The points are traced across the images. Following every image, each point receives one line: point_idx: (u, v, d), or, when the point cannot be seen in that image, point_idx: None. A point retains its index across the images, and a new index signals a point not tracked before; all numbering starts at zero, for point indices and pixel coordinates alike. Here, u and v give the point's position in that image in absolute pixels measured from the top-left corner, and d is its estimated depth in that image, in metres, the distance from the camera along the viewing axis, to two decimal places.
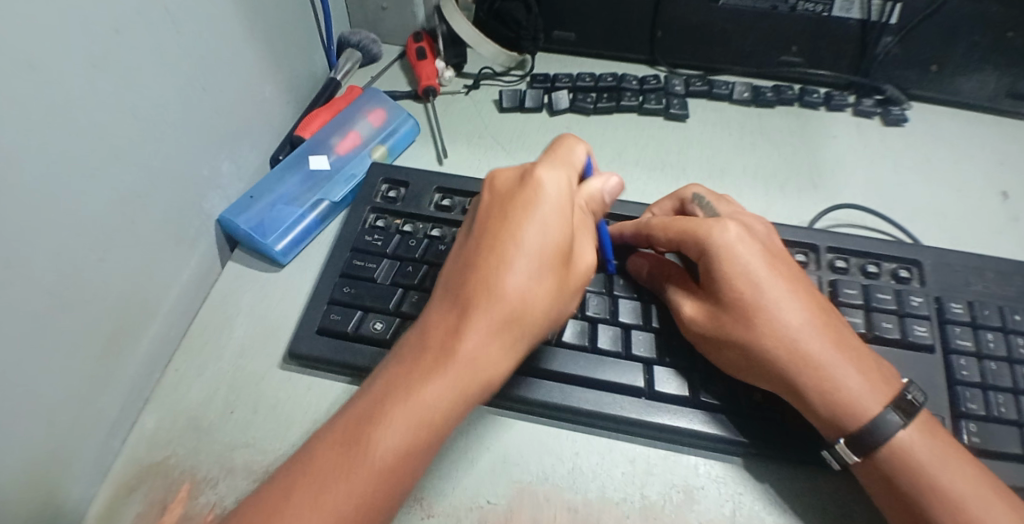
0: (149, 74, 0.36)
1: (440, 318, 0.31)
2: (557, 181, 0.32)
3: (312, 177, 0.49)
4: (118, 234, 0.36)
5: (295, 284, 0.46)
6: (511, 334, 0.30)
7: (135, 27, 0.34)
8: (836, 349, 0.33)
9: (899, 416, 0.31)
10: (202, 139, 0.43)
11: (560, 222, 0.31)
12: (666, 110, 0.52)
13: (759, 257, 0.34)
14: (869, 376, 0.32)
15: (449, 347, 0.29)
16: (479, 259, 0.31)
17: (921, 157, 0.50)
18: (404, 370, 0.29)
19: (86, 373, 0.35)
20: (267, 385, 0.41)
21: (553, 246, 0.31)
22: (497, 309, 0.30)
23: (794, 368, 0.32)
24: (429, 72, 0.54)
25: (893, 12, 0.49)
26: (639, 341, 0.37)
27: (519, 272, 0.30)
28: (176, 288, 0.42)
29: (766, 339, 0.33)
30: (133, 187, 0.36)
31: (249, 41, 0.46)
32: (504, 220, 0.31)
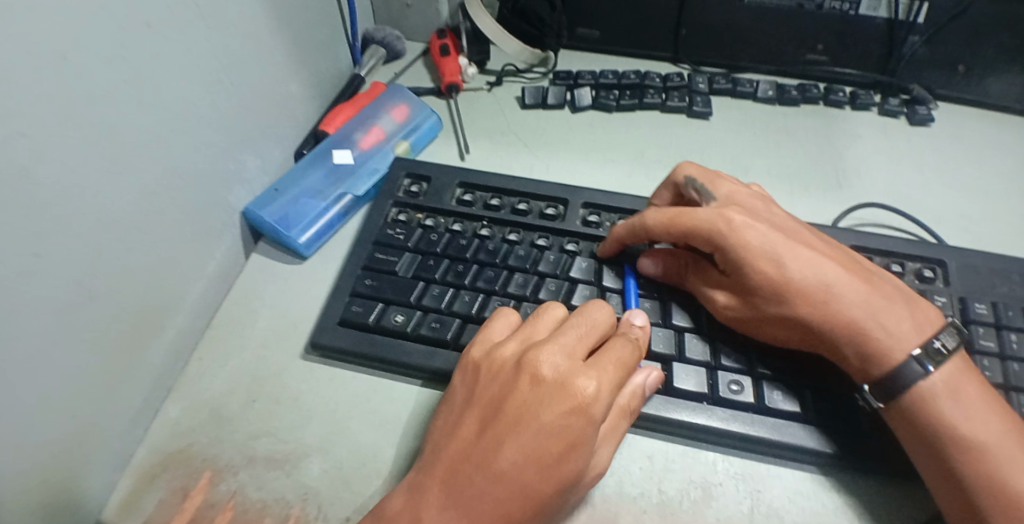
0: (178, 68, 0.37)
1: (479, 456, 0.30)
2: (599, 378, 0.31)
3: (336, 171, 0.50)
4: (146, 225, 0.37)
5: (318, 277, 0.47)
6: (555, 488, 0.29)
7: (165, 23, 0.35)
8: (877, 298, 0.34)
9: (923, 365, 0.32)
10: (229, 133, 0.43)
11: (605, 383, 0.31)
12: (689, 107, 0.52)
13: (772, 234, 0.36)
14: (911, 325, 0.34)
15: (491, 494, 0.29)
16: (526, 407, 0.30)
17: (948, 159, 0.49)
18: (434, 495, 0.29)
19: (114, 359, 0.36)
20: (289, 375, 0.42)
21: (598, 411, 0.30)
22: (538, 452, 0.29)
23: (840, 319, 0.34)
24: (452, 68, 0.54)
25: (921, 10, 0.48)
26: (659, 338, 0.37)
27: (562, 455, 0.29)
28: (202, 279, 0.43)
29: (803, 309, 0.34)
30: (161, 179, 0.37)
31: (275, 37, 0.47)
32: (546, 409, 0.30)
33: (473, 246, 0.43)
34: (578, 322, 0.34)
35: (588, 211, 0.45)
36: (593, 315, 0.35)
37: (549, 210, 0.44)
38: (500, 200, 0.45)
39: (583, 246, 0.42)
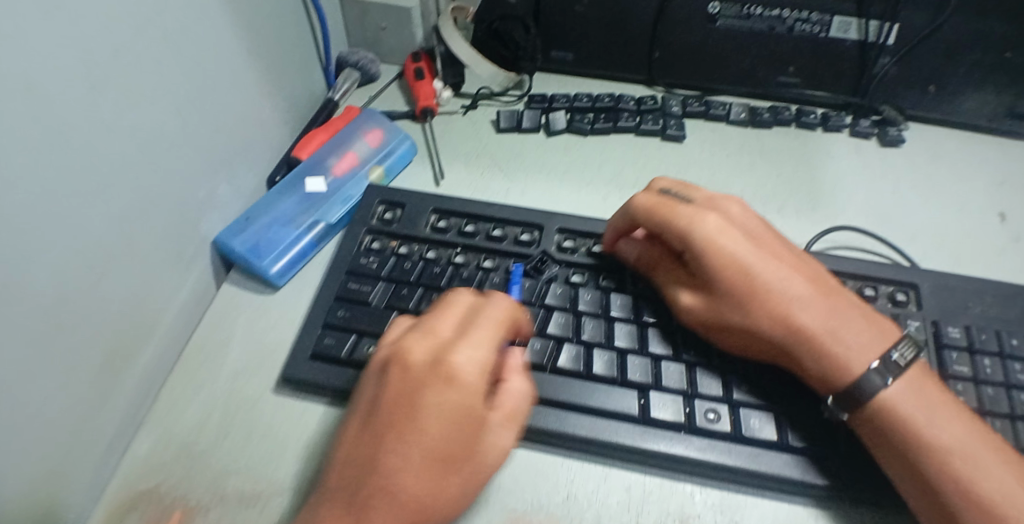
0: (148, 96, 0.36)
1: (372, 447, 0.31)
2: (468, 352, 0.32)
3: (308, 198, 0.49)
4: (116, 257, 0.36)
5: (290, 306, 0.45)
6: (448, 461, 0.31)
7: (134, 51, 0.35)
8: (839, 323, 0.34)
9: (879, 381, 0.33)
10: (201, 161, 0.43)
11: (475, 356, 0.32)
12: (663, 131, 0.52)
13: (743, 244, 0.37)
14: (872, 336, 0.34)
15: (385, 480, 0.30)
16: (405, 393, 0.32)
17: (920, 178, 0.49)
18: (335, 505, 0.30)
19: (81, 397, 0.34)
20: (262, 408, 0.41)
21: (470, 383, 0.31)
22: (421, 436, 0.30)
23: (800, 333, 0.34)
24: (427, 92, 0.54)
25: (891, 32, 0.49)
26: (636, 367, 0.37)
27: (443, 428, 0.31)
28: (172, 310, 0.42)
29: (763, 320, 0.35)
30: (131, 209, 0.36)
31: (247, 63, 0.46)
32: (421, 390, 0.31)
33: (447, 274, 0.42)
34: (441, 307, 0.35)
35: (564, 237, 0.44)
36: (454, 296, 0.36)
37: (524, 237, 0.43)
38: (475, 226, 0.44)
39: (558, 272, 0.42)
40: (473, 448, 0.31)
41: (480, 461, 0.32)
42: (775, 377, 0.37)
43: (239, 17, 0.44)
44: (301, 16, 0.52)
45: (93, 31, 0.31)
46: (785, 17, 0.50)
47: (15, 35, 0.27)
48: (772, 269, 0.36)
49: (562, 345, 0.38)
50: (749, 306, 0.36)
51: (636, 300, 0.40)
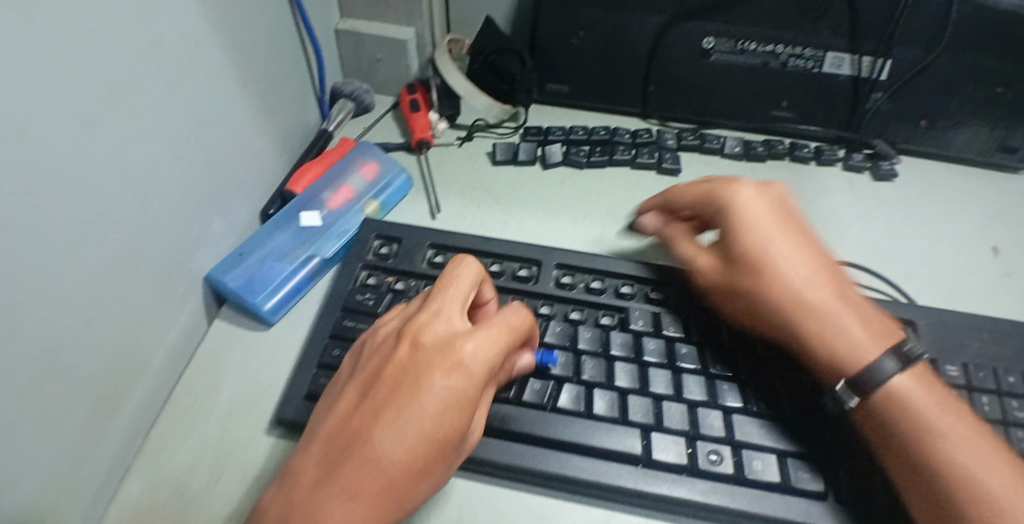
0: (144, 134, 0.36)
1: (360, 417, 0.31)
2: (477, 342, 0.32)
3: (303, 232, 0.48)
4: (109, 297, 0.35)
5: (283, 343, 0.44)
6: (429, 453, 0.30)
7: (131, 90, 0.34)
8: (848, 307, 0.37)
9: (893, 364, 0.34)
10: (194, 196, 0.42)
11: (483, 348, 0.31)
12: (658, 165, 0.52)
13: (769, 220, 0.40)
14: (871, 334, 0.36)
15: (361, 455, 0.29)
16: (405, 370, 0.31)
17: (914, 212, 0.50)
18: (315, 477, 0.29)
19: (71, 442, 0.33)
20: (255, 449, 0.39)
21: (478, 370, 0.31)
22: (419, 422, 0.30)
23: (797, 315, 0.37)
24: (422, 124, 0.54)
25: (883, 68, 0.50)
26: (637, 408, 0.36)
27: (432, 418, 0.30)
28: (164, 348, 0.41)
29: (782, 300, 0.37)
30: (123, 249, 0.36)
31: (244, 96, 0.46)
32: (422, 371, 0.31)
33: None
34: (447, 283, 0.35)
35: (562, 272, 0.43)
36: (463, 270, 0.35)
37: (522, 272, 0.43)
38: None
39: (557, 308, 0.41)
40: (453, 445, 0.31)
41: (450, 459, 0.31)
42: (777, 419, 0.36)
43: (234, 52, 0.44)
44: (296, 49, 0.52)
45: (93, 73, 0.31)
46: (780, 52, 0.51)
47: (15, 81, 0.26)
48: (789, 257, 0.38)
49: (563, 386, 0.37)
50: (807, 299, 0.37)
51: (636, 338, 0.39)
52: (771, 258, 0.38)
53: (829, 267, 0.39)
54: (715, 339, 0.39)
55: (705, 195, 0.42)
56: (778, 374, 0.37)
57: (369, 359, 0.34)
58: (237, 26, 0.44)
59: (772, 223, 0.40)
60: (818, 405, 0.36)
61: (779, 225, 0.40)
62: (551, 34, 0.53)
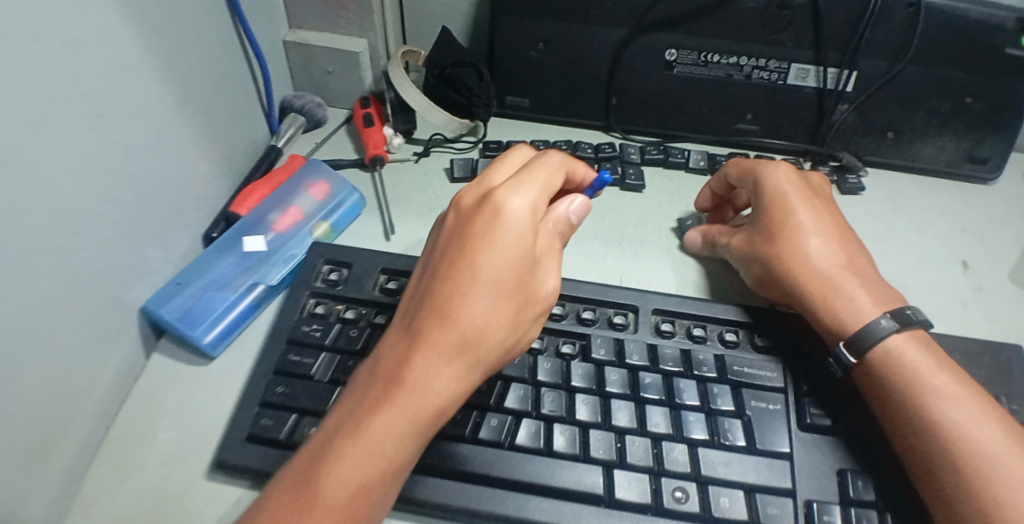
0: (69, 161, 0.33)
1: (427, 285, 0.31)
2: (521, 193, 0.32)
3: (246, 258, 0.46)
4: (32, 339, 0.31)
5: (226, 379, 0.41)
6: (502, 294, 0.30)
7: (53, 114, 0.31)
8: (858, 278, 0.37)
9: (892, 324, 0.35)
10: (129, 222, 0.39)
11: (529, 197, 0.32)
12: (622, 181, 0.51)
13: (795, 197, 0.41)
14: (876, 298, 0.36)
15: (442, 315, 0.30)
16: (462, 230, 0.31)
17: (883, 225, 0.49)
18: (360, 390, 0.29)
19: None
20: (193, 499, 0.36)
21: (505, 260, 0.30)
22: (453, 323, 0.29)
23: (799, 274, 0.38)
24: (376, 139, 0.52)
25: (849, 80, 0.49)
26: (598, 443, 0.33)
27: (506, 254, 0.30)
28: (97, 390, 0.38)
29: (788, 260, 0.39)
30: (48, 286, 0.32)
31: (185, 112, 0.43)
32: (474, 222, 0.31)
33: None
34: (476, 186, 0.34)
35: None
36: (491, 177, 0.35)
37: None
38: None
39: None
40: (523, 291, 0.31)
41: (527, 307, 0.32)
42: (747, 450, 0.33)
43: (172, 68, 0.41)
44: (241, 63, 0.49)
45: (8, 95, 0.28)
46: (743, 64, 0.50)
47: None
48: (812, 227, 0.40)
49: (520, 421, 0.35)
50: (813, 261, 0.38)
51: (599, 367, 0.37)
52: (790, 229, 0.40)
53: (846, 247, 0.39)
54: (683, 365, 0.36)
55: (743, 174, 0.44)
56: (748, 402, 0.35)
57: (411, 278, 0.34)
58: (174, 40, 0.41)
59: (801, 197, 0.41)
60: (789, 435, 0.34)
61: (811, 199, 0.41)
62: (508, 46, 0.52)
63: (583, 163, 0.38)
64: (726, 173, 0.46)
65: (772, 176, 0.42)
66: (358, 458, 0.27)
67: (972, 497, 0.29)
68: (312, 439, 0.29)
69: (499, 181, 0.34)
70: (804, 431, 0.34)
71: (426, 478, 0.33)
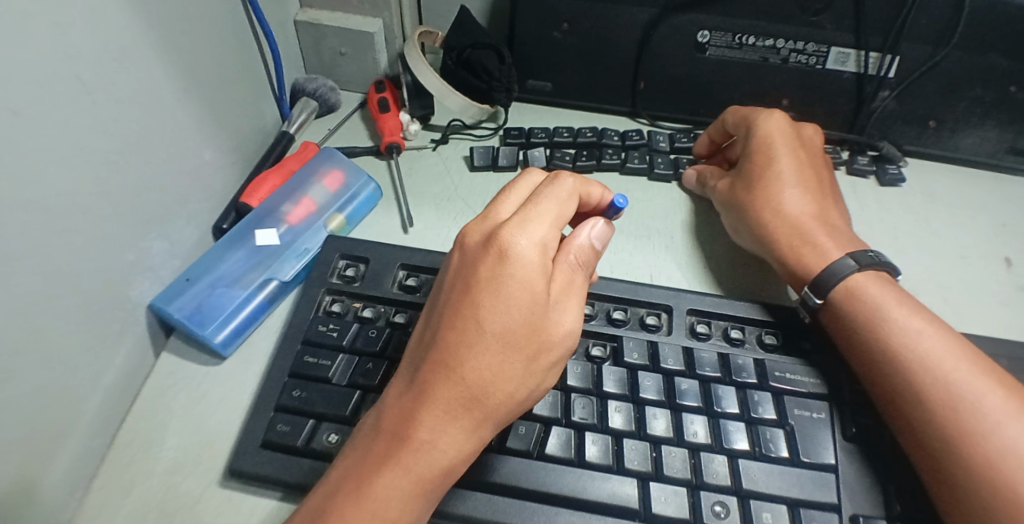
0: (59, 156, 0.30)
1: (430, 335, 0.30)
2: (528, 232, 0.29)
3: (258, 253, 0.44)
4: (25, 349, 0.29)
5: (238, 379, 0.40)
6: (512, 346, 0.29)
7: (38, 107, 0.28)
8: (824, 227, 0.40)
9: (855, 263, 0.37)
10: (130, 218, 0.37)
11: (536, 236, 0.29)
12: (650, 170, 0.49)
13: (799, 150, 0.44)
14: (842, 246, 0.39)
15: (442, 372, 0.28)
16: (466, 274, 0.29)
17: (919, 221, 0.47)
18: (362, 449, 0.29)
19: None
20: (205, 508, 0.34)
21: (506, 313, 0.28)
22: (453, 383, 0.28)
23: (777, 215, 0.41)
24: (392, 127, 0.50)
25: (891, 65, 0.46)
26: (632, 454, 0.32)
27: (512, 304, 0.28)
28: (100, 393, 0.36)
29: (771, 203, 0.42)
30: (41, 290, 0.30)
31: (186, 100, 0.41)
32: (478, 264, 0.29)
33: None
34: (481, 219, 0.31)
35: None
36: (496, 211, 0.32)
37: None
38: None
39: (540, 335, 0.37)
40: (537, 339, 0.29)
41: (541, 356, 0.30)
42: (790, 462, 0.33)
43: (171, 52, 0.38)
44: (247, 45, 0.46)
45: None
46: (780, 47, 0.47)
47: None
48: (789, 180, 0.42)
49: (550, 429, 0.33)
50: (792, 210, 0.41)
51: (632, 372, 0.35)
52: (769, 181, 0.42)
53: (826, 205, 0.42)
54: (722, 371, 0.35)
55: (739, 121, 0.46)
56: (790, 411, 0.34)
57: (419, 321, 0.32)
58: (172, 21, 0.38)
59: (786, 151, 0.43)
60: (833, 446, 0.33)
61: (795, 152, 0.43)
62: (530, 27, 0.49)
63: (599, 186, 0.35)
64: (725, 118, 0.47)
65: (765, 127, 0.44)
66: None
67: (942, 428, 0.31)
68: (313, 496, 0.29)
69: (505, 212, 0.32)
70: (848, 442, 0.33)
71: (453, 490, 0.32)
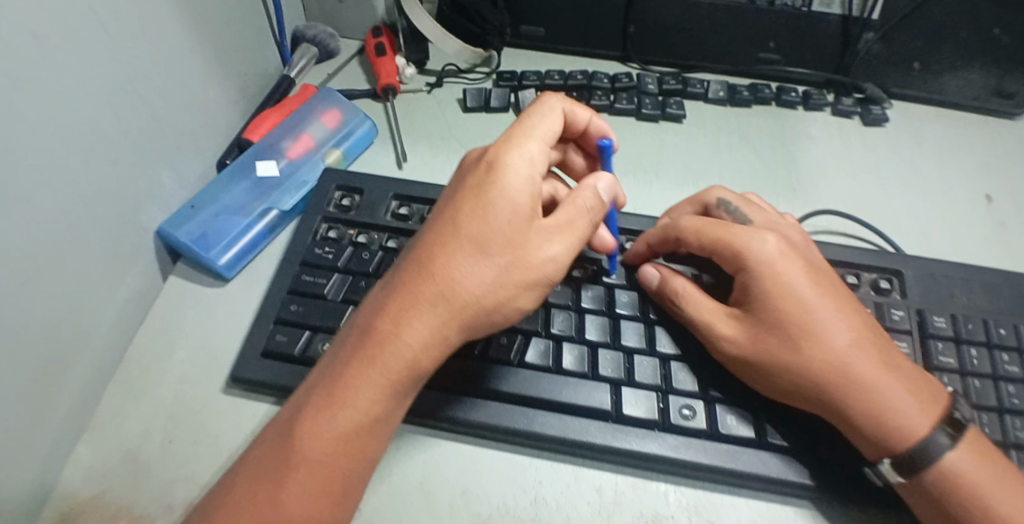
0: (75, 81, 0.32)
1: (416, 242, 0.32)
2: (517, 149, 0.32)
3: (260, 185, 0.46)
4: (48, 257, 0.32)
5: (241, 301, 0.42)
6: (484, 250, 0.30)
7: (58, 31, 0.30)
8: (839, 320, 0.31)
9: (947, 437, 0.29)
10: (141, 147, 0.39)
11: (525, 153, 0.32)
12: (638, 111, 0.50)
13: (803, 275, 0.32)
14: (882, 374, 0.30)
15: (419, 271, 0.30)
16: (459, 187, 0.32)
17: (901, 161, 0.48)
18: (340, 348, 0.30)
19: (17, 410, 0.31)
20: (210, 413, 0.37)
21: (487, 219, 0.30)
22: (429, 282, 0.30)
23: (783, 304, 0.31)
24: (389, 69, 0.51)
25: (875, 6, 0.47)
26: (606, 362, 0.34)
27: (493, 211, 0.30)
28: (113, 309, 0.38)
29: (777, 290, 0.32)
30: (62, 205, 0.32)
31: (193, 38, 0.42)
32: (469, 177, 0.32)
33: None
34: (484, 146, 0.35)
35: None
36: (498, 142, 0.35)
37: None
38: None
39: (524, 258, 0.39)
40: (514, 250, 0.30)
41: (516, 269, 0.30)
42: None
43: None
44: None
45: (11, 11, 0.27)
46: None
47: None
48: (792, 257, 0.33)
49: (529, 339, 0.35)
50: (800, 295, 0.31)
51: (609, 290, 0.38)
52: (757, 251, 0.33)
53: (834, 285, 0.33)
54: None
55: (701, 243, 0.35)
56: None
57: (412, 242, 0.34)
58: None
59: (785, 258, 0.33)
60: None
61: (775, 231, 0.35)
62: None
63: (586, 108, 0.37)
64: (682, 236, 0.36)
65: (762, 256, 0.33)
66: (332, 410, 0.28)
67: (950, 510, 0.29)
68: (296, 394, 0.31)
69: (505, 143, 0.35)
70: None
71: (438, 392, 0.34)
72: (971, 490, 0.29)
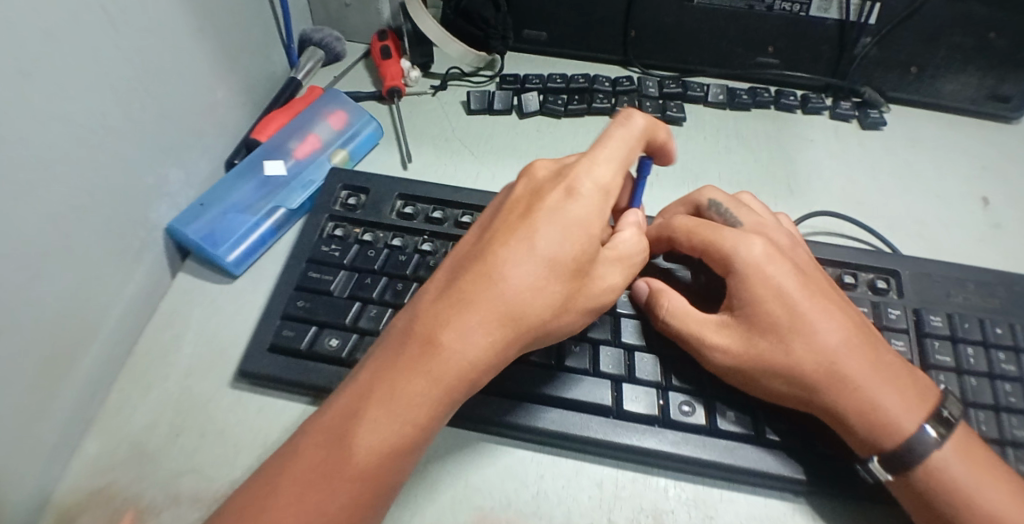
0: (87, 77, 0.33)
1: (477, 250, 0.31)
2: (594, 173, 0.32)
3: (267, 184, 0.47)
4: (58, 248, 0.33)
5: (249, 297, 0.43)
6: (550, 268, 0.30)
7: (71, 28, 0.31)
8: (824, 316, 0.32)
9: (934, 436, 0.30)
10: (150, 144, 0.39)
11: (602, 179, 0.32)
12: (639, 114, 0.51)
13: (792, 276, 0.33)
14: (870, 366, 0.31)
15: (485, 284, 0.29)
16: (532, 200, 0.31)
17: (898, 163, 0.48)
18: (389, 353, 0.29)
19: (25, 398, 0.31)
20: (217, 407, 0.37)
21: (567, 243, 0.30)
22: (496, 298, 0.29)
23: (767, 301, 0.32)
24: (394, 72, 0.52)
25: (872, 12, 0.48)
26: (607, 359, 0.35)
27: (568, 232, 0.30)
28: (123, 303, 0.39)
29: (764, 288, 0.33)
30: (72, 197, 0.33)
31: (201, 39, 0.43)
32: (547, 194, 0.31)
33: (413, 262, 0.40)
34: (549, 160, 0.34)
35: None
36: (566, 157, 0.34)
37: None
38: (442, 212, 0.43)
39: None
40: (579, 277, 0.31)
41: (575, 294, 0.31)
42: None
43: None
44: None
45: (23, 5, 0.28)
46: None
47: None
48: (776, 255, 0.34)
49: None
50: (785, 292, 0.32)
51: None
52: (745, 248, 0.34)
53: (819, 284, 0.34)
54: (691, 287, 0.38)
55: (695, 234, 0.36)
56: None
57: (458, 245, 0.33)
58: None
59: (770, 253, 0.34)
60: None
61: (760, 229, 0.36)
62: None
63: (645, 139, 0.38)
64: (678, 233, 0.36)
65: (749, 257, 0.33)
66: (388, 422, 0.27)
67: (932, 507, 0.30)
68: (337, 396, 0.29)
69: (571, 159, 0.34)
70: None
71: None
72: (957, 490, 0.29)
